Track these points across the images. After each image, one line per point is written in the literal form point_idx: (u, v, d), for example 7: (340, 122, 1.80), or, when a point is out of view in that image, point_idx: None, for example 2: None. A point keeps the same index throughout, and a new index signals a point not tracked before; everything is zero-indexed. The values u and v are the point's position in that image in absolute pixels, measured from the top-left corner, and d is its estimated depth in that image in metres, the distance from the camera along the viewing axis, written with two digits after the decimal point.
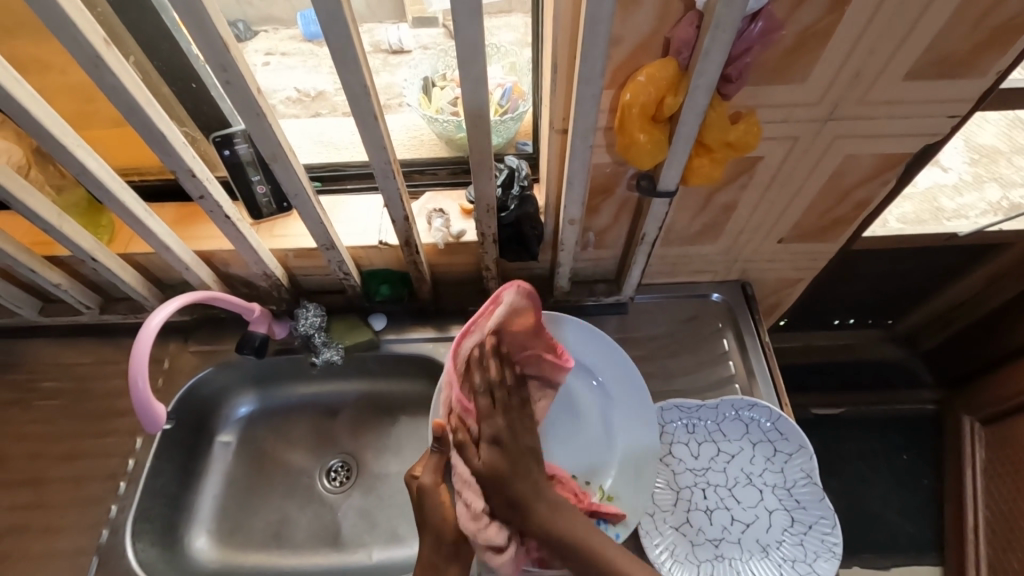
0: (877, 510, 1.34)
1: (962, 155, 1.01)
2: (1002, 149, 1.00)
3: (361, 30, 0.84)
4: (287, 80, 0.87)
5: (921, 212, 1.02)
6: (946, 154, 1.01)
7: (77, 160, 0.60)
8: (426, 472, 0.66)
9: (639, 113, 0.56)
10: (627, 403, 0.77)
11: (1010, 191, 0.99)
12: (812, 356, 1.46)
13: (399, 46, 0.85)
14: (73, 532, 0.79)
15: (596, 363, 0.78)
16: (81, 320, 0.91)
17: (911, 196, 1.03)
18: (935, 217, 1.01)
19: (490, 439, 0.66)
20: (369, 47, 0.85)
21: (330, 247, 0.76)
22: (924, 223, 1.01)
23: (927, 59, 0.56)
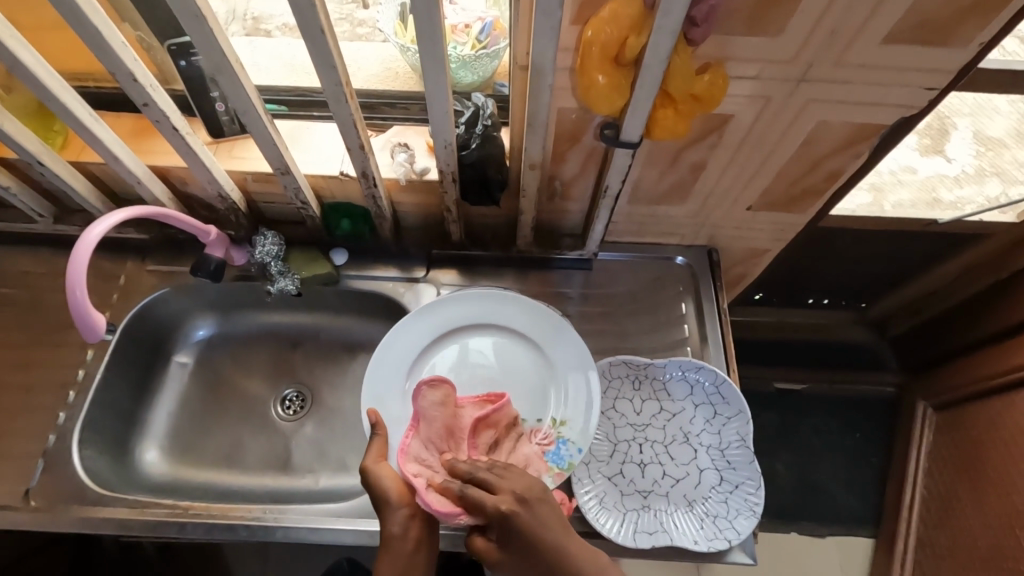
0: (823, 482, 1.39)
1: (969, 147, 0.92)
2: (1008, 142, 0.91)
3: None
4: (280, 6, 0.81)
5: (916, 201, 1.00)
6: (953, 146, 0.92)
7: (10, 51, 0.56)
8: (368, 456, 0.69)
9: (599, 52, 0.54)
10: (559, 342, 0.79)
11: (1011, 189, 0.96)
12: (783, 332, 1.46)
13: None
14: (19, 435, 0.79)
15: (522, 323, 0.81)
16: (36, 229, 0.90)
17: (908, 183, 0.99)
18: (930, 208, 1.00)
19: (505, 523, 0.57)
20: None
21: (286, 172, 0.74)
22: (916, 209, 1.00)
23: (907, 22, 0.54)
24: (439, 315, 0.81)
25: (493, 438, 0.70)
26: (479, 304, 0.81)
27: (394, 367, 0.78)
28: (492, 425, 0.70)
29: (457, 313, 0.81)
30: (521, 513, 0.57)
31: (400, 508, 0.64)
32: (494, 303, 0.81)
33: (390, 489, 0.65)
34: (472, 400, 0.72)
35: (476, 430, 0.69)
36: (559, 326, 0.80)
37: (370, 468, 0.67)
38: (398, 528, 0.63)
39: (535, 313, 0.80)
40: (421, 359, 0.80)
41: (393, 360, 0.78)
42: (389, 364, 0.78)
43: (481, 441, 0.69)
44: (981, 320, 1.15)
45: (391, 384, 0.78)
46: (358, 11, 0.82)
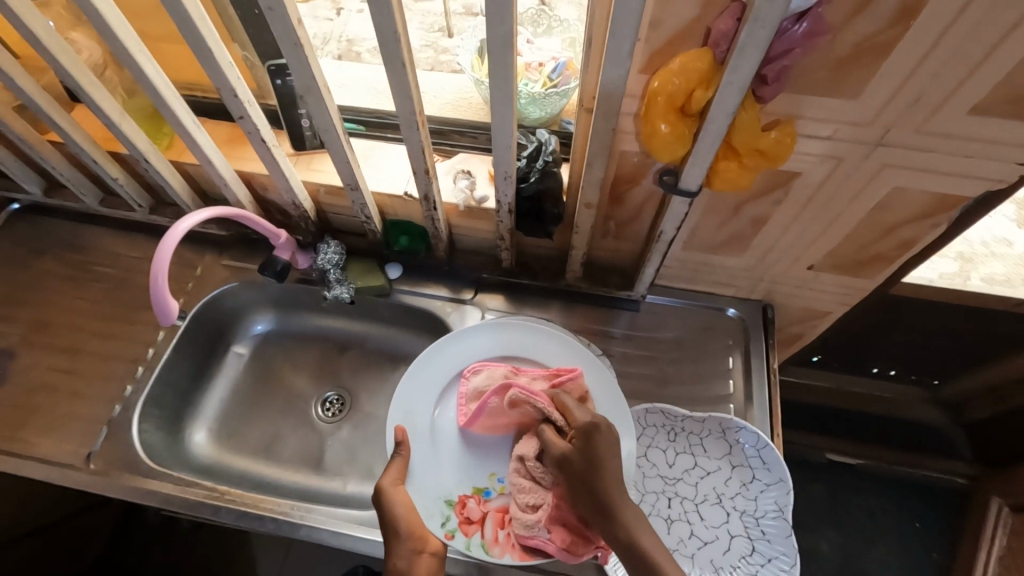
0: (872, 571, 1.28)
1: None
2: None
3: None
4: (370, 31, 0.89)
5: (1013, 275, 0.90)
6: None
7: (136, 63, 0.64)
8: (387, 477, 0.71)
9: (665, 102, 0.55)
10: (596, 384, 0.77)
11: None
12: (840, 400, 1.34)
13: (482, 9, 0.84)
14: (92, 400, 0.87)
15: (555, 358, 0.80)
16: (133, 216, 1.00)
17: (1001, 254, 0.92)
18: None
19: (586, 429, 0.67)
20: (461, 9, 0.86)
21: (355, 188, 0.79)
22: (1013, 287, 0.89)
23: (999, 95, 0.51)
24: (474, 344, 0.82)
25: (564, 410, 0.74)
26: (509, 333, 0.82)
27: (425, 388, 0.80)
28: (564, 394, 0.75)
29: (482, 344, 0.82)
30: (601, 431, 0.66)
31: (407, 542, 0.65)
32: (525, 337, 0.82)
33: (399, 517, 0.66)
34: (543, 375, 0.76)
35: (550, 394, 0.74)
36: (594, 368, 0.78)
37: (386, 492, 0.68)
38: (404, 562, 0.64)
39: (573, 350, 0.80)
40: (449, 390, 0.81)
41: (422, 388, 0.80)
42: (417, 391, 0.80)
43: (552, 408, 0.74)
44: None
45: (422, 404, 0.79)
46: (443, 39, 0.89)
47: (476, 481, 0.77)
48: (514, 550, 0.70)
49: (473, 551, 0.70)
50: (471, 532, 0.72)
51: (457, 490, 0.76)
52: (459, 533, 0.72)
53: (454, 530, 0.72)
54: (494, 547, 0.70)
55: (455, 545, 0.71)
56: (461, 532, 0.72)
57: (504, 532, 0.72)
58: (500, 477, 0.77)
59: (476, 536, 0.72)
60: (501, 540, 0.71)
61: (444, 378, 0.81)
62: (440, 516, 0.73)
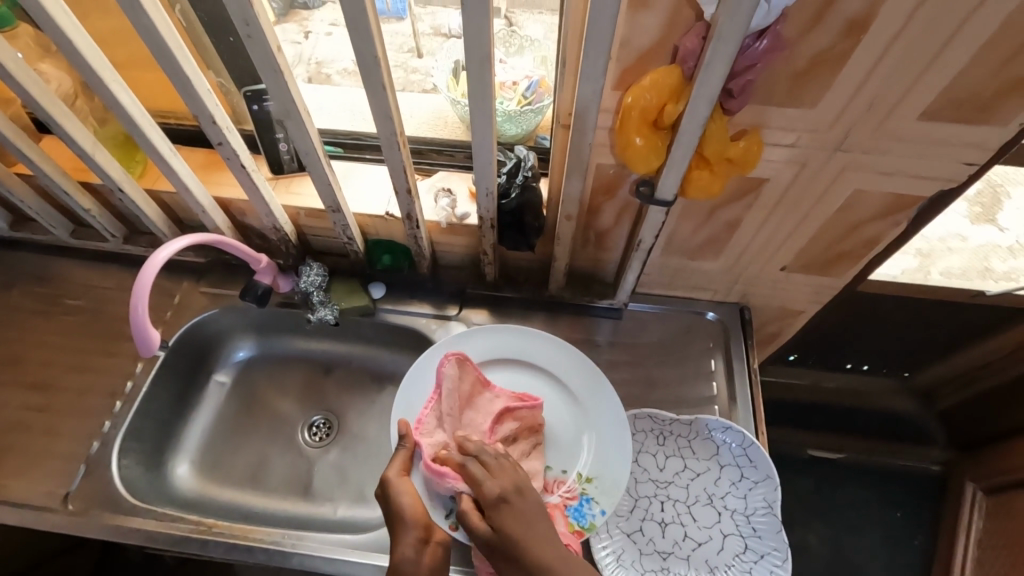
0: (859, 562, 1.30)
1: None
2: None
3: (423, 11, 0.84)
4: (344, 52, 0.88)
5: (968, 269, 0.96)
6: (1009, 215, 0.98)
7: (110, 92, 0.64)
8: (392, 469, 0.69)
9: (638, 116, 0.57)
10: (593, 396, 0.80)
11: None
12: (818, 395, 1.38)
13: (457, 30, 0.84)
14: (68, 437, 0.84)
15: (556, 366, 0.82)
16: (106, 246, 0.98)
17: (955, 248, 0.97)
18: (983, 276, 0.95)
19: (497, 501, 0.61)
20: (430, 29, 0.85)
21: (336, 210, 0.79)
22: (968, 279, 0.95)
23: (944, 101, 0.55)
24: (476, 346, 0.83)
25: (514, 431, 0.75)
26: (511, 339, 0.83)
27: (429, 385, 0.80)
28: (516, 419, 0.75)
29: (484, 347, 0.83)
30: (512, 504, 0.61)
31: (415, 530, 0.63)
32: (527, 342, 0.83)
33: (406, 506, 0.65)
34: (506, 394, 0.78)
35: (499, 419, 0.75)
36: (595, 377, 0.80)
37: (394, 482, 0.67)
38: (412, 552, 0.62)
39: (572, 358, 0.81)
40: None
41: (425, 385, 0.80)
42: (420, 385, 0.80)
43: (501, 429, 0.74)
44: None
45: (424, 400, 0.79)
46: (412, 60, 0.89)
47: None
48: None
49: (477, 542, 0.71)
50: None
51: None
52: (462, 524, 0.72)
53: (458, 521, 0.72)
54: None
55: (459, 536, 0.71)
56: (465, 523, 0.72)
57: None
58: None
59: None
60: None
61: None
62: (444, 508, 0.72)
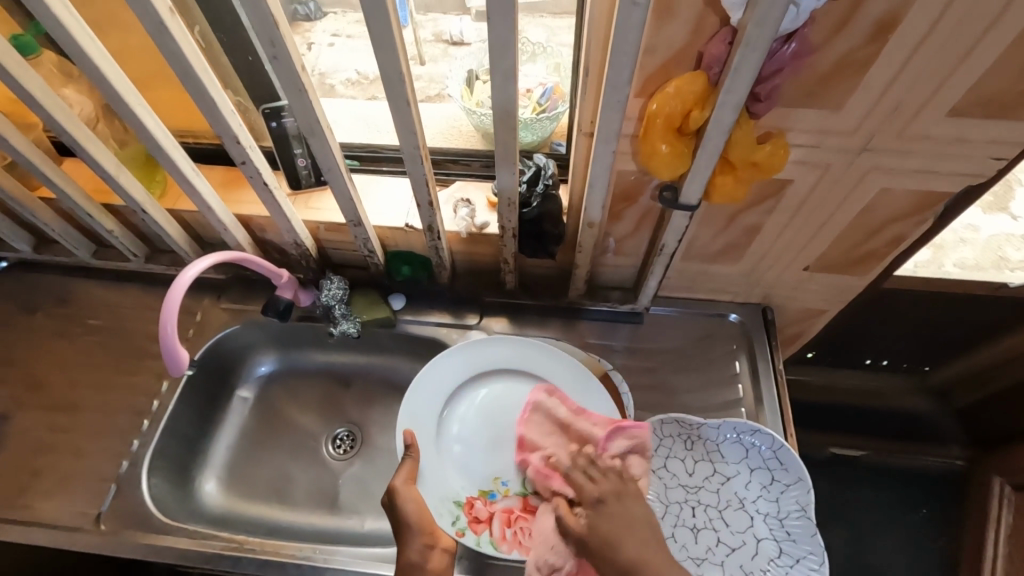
0: (885, 562, 1.28)
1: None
2: None
3: (424, 19, 0.87)
4: (348, 62, 0.90)
5: (981, 260, 0.94)
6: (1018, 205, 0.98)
7: (136, 116, 0.64)
8: (398, 477, 0.71)
9: (664, 123, 0.57)
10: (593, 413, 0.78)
11: None
12: (835, 395, 1.36)
13: (460, 38, 0.87)
14: (97, 458, 0.85)
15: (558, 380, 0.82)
16: (128, 266, 0.98)
17: (972, 241, 0.97)
18: (997, 266, 0.94)
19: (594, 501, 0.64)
20: (431, 37, 0.87)
21: (357, 224, 0.79)
22: (984, 270, 0.94)
23: (973, 99, 0.55)
24: (481, 355, 0.84)
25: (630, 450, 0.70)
26: (517, 350, 0.83)
27: (435, 392, 0.81)
28: (630, 436, 0.70)
29: (490, 356, 0.84)
30: (609, 505, 0.63)
31: (419, 536, 0.66)
32: (532, 353, 0.83)
33: (410, 513, 0.68)
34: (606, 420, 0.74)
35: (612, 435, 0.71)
36: (590, 386, 0.80)
37: (398, 490, 0.70)
38: (417, 555, 0.66)
39: (571, 367, 0.81)
40: (454, 396, 0.83)
41: (429, 394, 0.81)
42: (425, 395, 0.81)
43: (615, 445, 0.70)
44: None
45: (428, 408, 0.80)
46: (415, 67, 0.90)
47: (482, 482, 0.78)
48: (520, 546, 0.72)
49: (483, 548, 0.72)
50: (480, 530, 0.73)
51: (464, 492, 0.77)
52: (469, 531, 0.73)
53: (464, 527, 0.73)
54: (502, 543, 0.72)
55: (466, 542, 0.72)
56: (471, 530, 0.73)
57: (512, 530, 0.73)
58: (504, 480, 0.78)
59: (485, 534, 0.73)
60: (509, 537, 0.72)
61: (454, 382, 0.83)
62: (450, 516, 0.74)
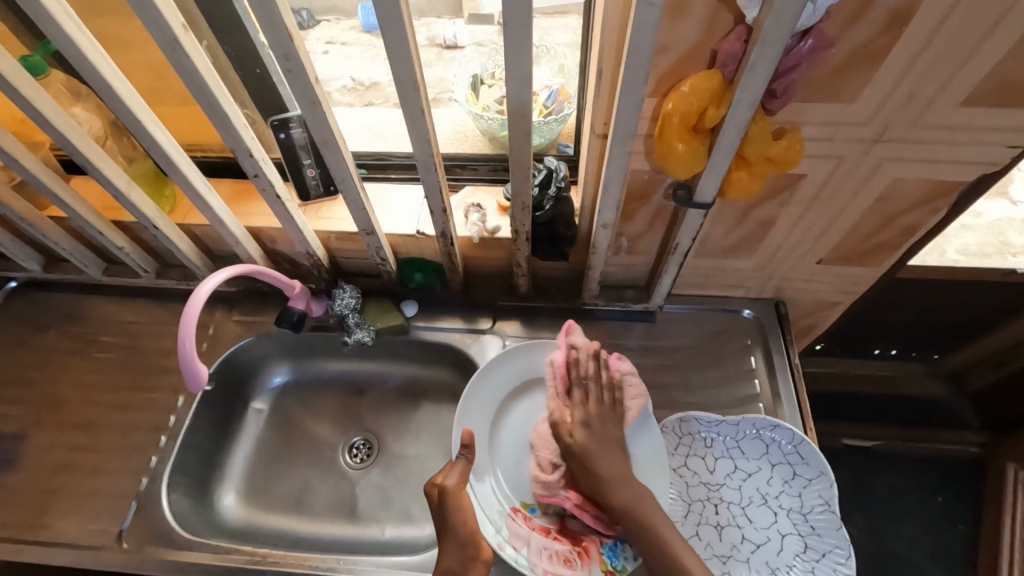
0: (905, 551, 1.27)
1: None
2: None
3: (419, 24, 0.87)
4: (344, 69, 0.91)
5: (985, 245, 0.95)
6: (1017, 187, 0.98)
7: (149, 133, 0.64)
8: (450, 478, 0.69)
9: (680, 122, 0.57)
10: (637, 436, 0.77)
11: None
12: (848, 385, 1.36)
13: (454, 41, 0.87)
14: (116, 475, 0.85)
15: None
16: (138, 282, 0.98)
17: (975, 226, 0.97)
18: (1000, 251, 0.94)
19: (581, 421, 0.73)
20: (425, 40, 0.88)
21: (370, 232, 0.79)
22: (988, 255, 0.94)
23: (988, 87, 0.55)
24: (524, 364, 0.83)
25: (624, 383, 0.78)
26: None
27: (486, 399, 0.81)
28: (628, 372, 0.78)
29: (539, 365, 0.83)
30: (593, 428, 0.73)
31: (460, 546, 0.63)
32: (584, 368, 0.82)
33: (456, 522, 0.65)
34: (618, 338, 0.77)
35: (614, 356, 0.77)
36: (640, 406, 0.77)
37: (450, 492, 0.67)
38: (457, 564, 0.63)
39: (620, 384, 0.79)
40: (505, 407, 0.83)
41: (480, 407, 0.81)
42: (476, 406, 0.80)
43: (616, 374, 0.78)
44: None
45: (480, 420, 0.80)
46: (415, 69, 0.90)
47: (524, 496, 0.78)
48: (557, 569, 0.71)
49: (520, 565, 0.72)
50: (519, 546, 0.73)
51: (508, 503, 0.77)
52: (508, 545, 0.73)
53: (506, 540, 0.74)
54: (539, 565, 0.72)
55: (506, 556, 0.72)
56: (511, 544, 0.73)
57: (550, 551, 0.72)
58: None
59: (523, 552, 0.73)
60: (546, 558, 0.72)
61: (503, 388, 0.82)
62: (494, 527, 0.74)
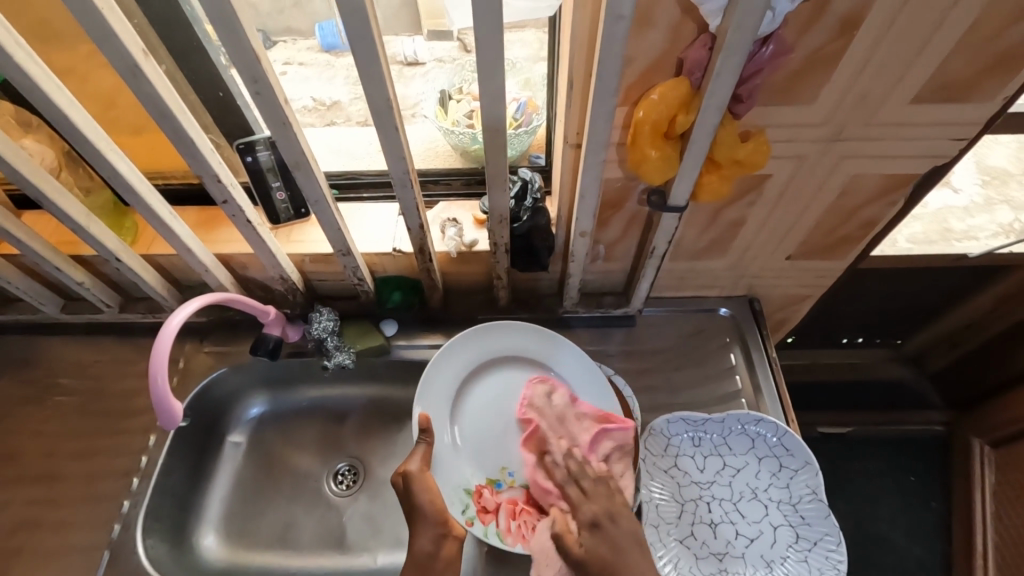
0: (885, 533, 1.30)
1: (974, 177, 1.03)
2: (1011, 172, 1.02)
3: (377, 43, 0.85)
4: (303, 90, 0.90)
5: (930, 234, 1.00)
6: (957, 175, 1.03)
7: (109, 163, 0.62)
8: (413, 463, 0.71)
9: (651, 130, 0.58)
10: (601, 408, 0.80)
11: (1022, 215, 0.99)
12: (816, 372, 1.42)
13: (414, 58, 0.87)
14: (86, 528, 0.80)
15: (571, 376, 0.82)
16: (99, 318, 0.93)
17: (923, 216, 1.02)
18: (944, 238, 0.99)
19: (589, 523, 0.65)
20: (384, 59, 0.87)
21: (346, 253, 0.78)
22: (934, 243, 0.99)
23: (934, 84, 0.58)
24: (489, 343, 0.83)
25: (614, 450, 0.74)
26: (530, 341, 0.83)
27: (449, 385, 0.80)
28: (613, 440, 0.74)
29: (501, 345, 0.83)
30: (606, 528, 0.64)
31: (433, 527, 0.65)
32: (556, 349, 0.82)
33: (423, 503, 0.67)
34: (593, 415, 0.76)
35: (598, 438, 0.74)
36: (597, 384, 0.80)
37: (413, 477, 0.69)
38: (431, 545, 0.64)
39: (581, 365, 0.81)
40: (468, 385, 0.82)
41: (444, 387, 0.80)
42: (439, 387, 0.80)
43: (599, 448, 0.74)
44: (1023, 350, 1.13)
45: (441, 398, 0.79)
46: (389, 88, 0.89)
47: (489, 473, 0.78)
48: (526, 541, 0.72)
49: (490, 539, 0.73)
50: (488, 521, 0.74)
51: (473, 479, 0.77)
52: (477, 521, 0.74)
53: (473, 517, 0.74)
54: (508, 536, 0.73)
55: (474, 532, 0.73)
56: (479, 520, 0.74)
57: (517, 522, 0.74)
58: (511, 471, 0.78)
59: (492, 525, 0.74)
60: (514, 530, 0.74)
61: (466, 369, 0.82)
62: (461, 503, 0.75)
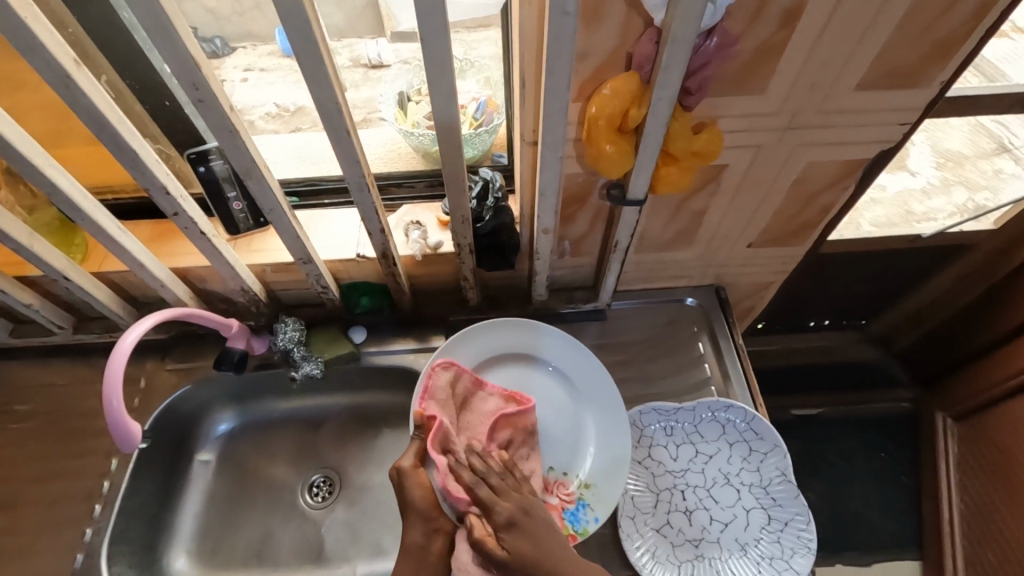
0: (859, 508, 1.33)
1: (930, 160, 1.04)
2: (966, 154, 1.02)
3: (339, 46, 0.85)
4: (266, 96, 0.88)
5: (893, 216, 1.05)
6: (914, 159, 1.04)
7: (48, 178, 0.59)
8: (406, 458, 0.68)
9: (605, 124, 0.58)
10: (600, 406, 0.79)
11: (975, 195, 1.02)
12: (793, 358, 1.46)
13: (379, 60, 0.86)
14: (47, 557, 0.77)
15: (574, 371, 0.81)
16: (53, 340, 0.90)
17: (881, 200, 1.06)
18: (906, 220, 1.04)
19: (507, 522, 0.60)
20: (348, 62, 0.86)
21: (307, 261, 0.76)
22: (895, 226, 1.04)
23: (877, 71, 0.60)
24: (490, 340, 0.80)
25: (512, 436, 0.73)
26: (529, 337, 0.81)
27: None
28: (510, 425, 0.73)
29: (495, 342, 0.81)
30: (524, 523, 0.60)
31: (424, 521, 0.64)
32: (554, 345, 0.81)
33: (415, 498, 0.65)
34: (500, 394, 0.75)
35: (496, 425, 0.72)
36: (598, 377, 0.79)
37: (406, 472, 0.66)
38: (422, 538, 0.64)
39: (578, 354, 0.80)
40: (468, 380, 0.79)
41: None
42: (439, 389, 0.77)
43: (498, 435, 0.72)
44: (982, 328, 1.15)
45: None
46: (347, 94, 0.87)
47: None
48: None
49: None
50: None
51: None
52: None
53: None
54: None
55: None
56: None
57: None
58: None
59: None
60: None
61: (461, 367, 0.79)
62: None
